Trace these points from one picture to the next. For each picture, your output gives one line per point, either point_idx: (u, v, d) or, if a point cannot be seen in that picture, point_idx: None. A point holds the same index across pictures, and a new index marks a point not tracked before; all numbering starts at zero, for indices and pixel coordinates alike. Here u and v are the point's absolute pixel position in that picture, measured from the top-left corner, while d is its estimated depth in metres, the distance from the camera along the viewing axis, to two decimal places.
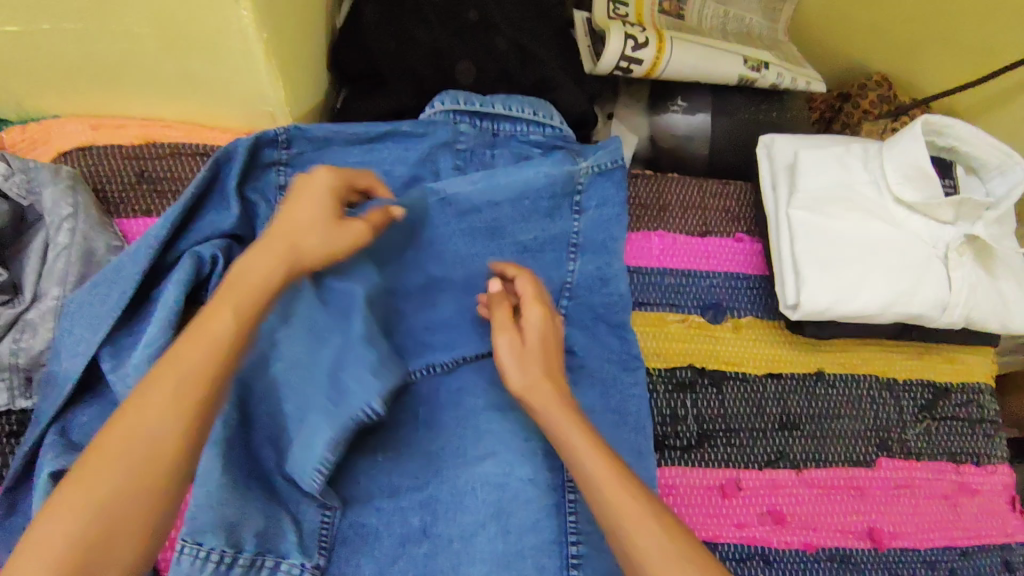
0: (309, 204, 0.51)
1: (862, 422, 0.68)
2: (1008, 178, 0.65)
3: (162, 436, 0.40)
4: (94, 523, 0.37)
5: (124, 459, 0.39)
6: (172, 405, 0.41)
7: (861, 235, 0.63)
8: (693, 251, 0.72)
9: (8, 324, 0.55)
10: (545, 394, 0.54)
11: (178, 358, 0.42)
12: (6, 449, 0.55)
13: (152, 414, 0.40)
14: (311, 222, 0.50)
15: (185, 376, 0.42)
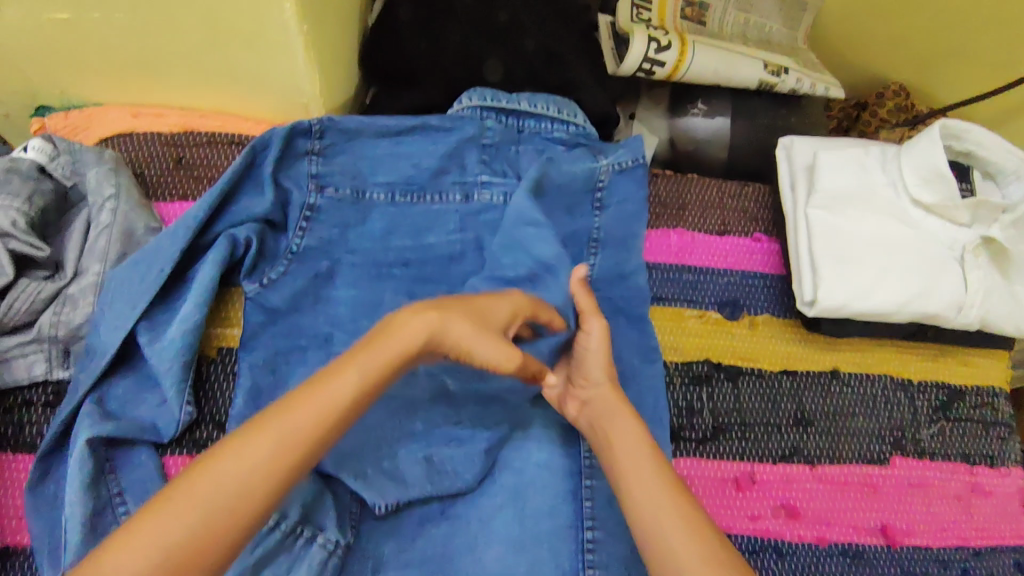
0: (487, 311, 0.53)
1: (876, 421, 0.69)
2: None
3: (262, 469, 0.41)
4: (181, 547, 0.38)
5: (217, 492, 0.40)
6: (270, 454, 0.42)
7: (878, 235, 0.64)
8: (711, 249, 0.73)
9: (50, 298, 0.58)
10: (604, 420, 0.55)
11: (291, 408, 0.44)
12: (43, 418, 0.57)
13: (257, 449, 0.42)
14: (479, 320, 0.51)
15: (290, 428, 0.43)
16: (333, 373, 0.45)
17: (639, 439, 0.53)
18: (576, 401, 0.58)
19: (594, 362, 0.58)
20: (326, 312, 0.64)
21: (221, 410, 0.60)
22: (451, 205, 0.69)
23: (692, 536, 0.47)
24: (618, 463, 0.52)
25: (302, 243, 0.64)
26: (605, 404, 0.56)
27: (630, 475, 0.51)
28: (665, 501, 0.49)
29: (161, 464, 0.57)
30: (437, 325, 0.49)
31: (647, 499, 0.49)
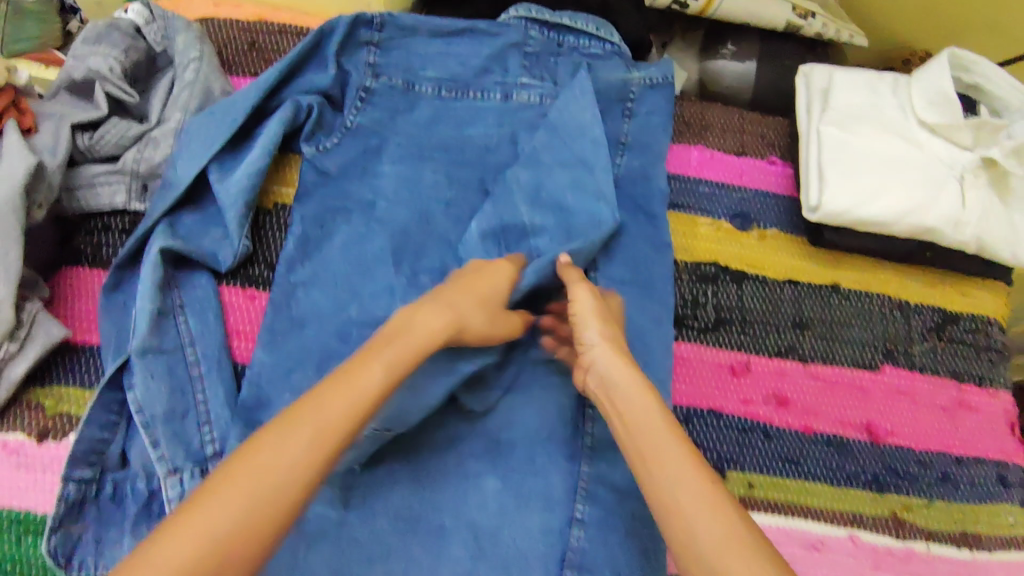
0: (489, 289, 0.59)
1: (871, 332, 0.73)
2: None
3: (299, 461, 0.43)
4: (227, 538, 0.39)
5: (257, 481, 0.41)
6: (307, 453, 0.43)
7: (886, 151, 0.69)
8: (728, 167, 0.78)
9: (136, 137, 0.65)
10: (614, 392, 0.55)
11: (321, 403, 0.45)
12: (118, 242, 0.65)
13: (295, 440, 0.43)
14: (484, 296, 0.58)
15: (324, 423, 0.44)
16: (358, 369, 0.48)
17: (655, 416, 0.52)
18: (582, 370, 0.59)
19: (588, 321, 0.59)
20: (371, 182, 0.70)
21: (272, 254, 0.67)
22: (492, 102, 0.75)
23: (713, 516, 0.45)
24: (635, 435, 0.51)
25: (356, 120, 0.71)
26: (607, 368, 0.56)
27: (649, 453, 0.50)
28: (684, 479, 0.47)
29: (217, 290, 0.64)
30: (447, 313, 0.55)
31: (669, 473, 0.48)
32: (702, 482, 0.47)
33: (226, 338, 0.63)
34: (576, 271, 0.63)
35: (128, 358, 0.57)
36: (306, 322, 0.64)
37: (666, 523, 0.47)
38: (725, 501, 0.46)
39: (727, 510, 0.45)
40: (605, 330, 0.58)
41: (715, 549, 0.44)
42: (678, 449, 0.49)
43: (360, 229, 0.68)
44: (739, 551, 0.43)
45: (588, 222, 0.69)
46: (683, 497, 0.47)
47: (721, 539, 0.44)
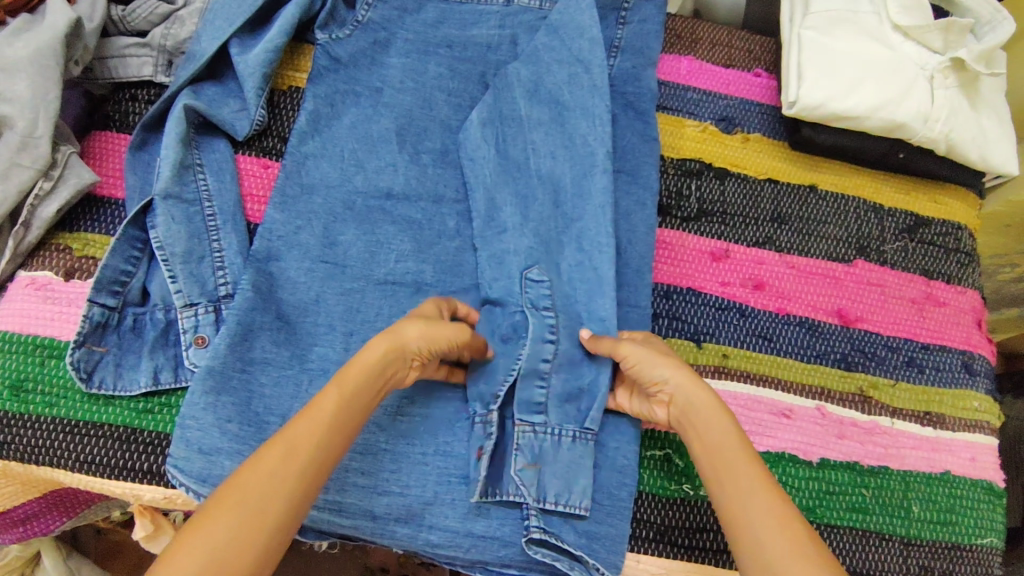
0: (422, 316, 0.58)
1: (846, 229, 0.77)
2: (996, 31, 0.73)
3: (274, 490, 0.45)
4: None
5: (236, 513, 0.43)
6: (274, 478, 0.45)
7: (862, 52, 0.73)
8: (714, 76, 0.83)
9: (164, 16, 0.70)
10: (694, 413, 0.56)
11: (292, 430, 0.47)
12: (144, 110, 0.70)
13: (267, 467, 0.46)
14: (418, 319, 0.57)
15: (292, 444, 0.47)
16: (317, 399, 0.50)
17: (730, 436, 0.53)
18: (662, 403, 0.59)
19: (654, 363, 0.58)
20: (379, 72, 0.75)
21: (286, 128, 0.71)
22: (495, 6, 0.80)
23: (781, 532, 0.48)
24: (708, 455, 0.54)
25: (368, 16, 0.77)
26: (687, 394, 0.56)
27: (723, 474, 0.52)
28: (755, 499, 0.50)
29: (234, 157, 0.69)
30: (388, 339, 0.54)
31: (739, 493, 0.50)
32: (773, 503, 0.49)
33: (241, 198, 0.68)
34: (609, 339, 0.61)
35: (152, 201, 0.62)
36: (314, 188, 0.69)
37: (737, 541, 0.49)
38: (796, 520, 0.48)
39: (796, 528, 0.48)
40: (671, 364, 0.57)
41: (782, 564, 0.46)
42: (749, 467, 0.51)
43: (367, 111, 0.73)
44: (803, 566, 0.45)
45: (582, 114, 0.74)
46: (752, 516, 0.49)
47: (788, 553, 0.46)
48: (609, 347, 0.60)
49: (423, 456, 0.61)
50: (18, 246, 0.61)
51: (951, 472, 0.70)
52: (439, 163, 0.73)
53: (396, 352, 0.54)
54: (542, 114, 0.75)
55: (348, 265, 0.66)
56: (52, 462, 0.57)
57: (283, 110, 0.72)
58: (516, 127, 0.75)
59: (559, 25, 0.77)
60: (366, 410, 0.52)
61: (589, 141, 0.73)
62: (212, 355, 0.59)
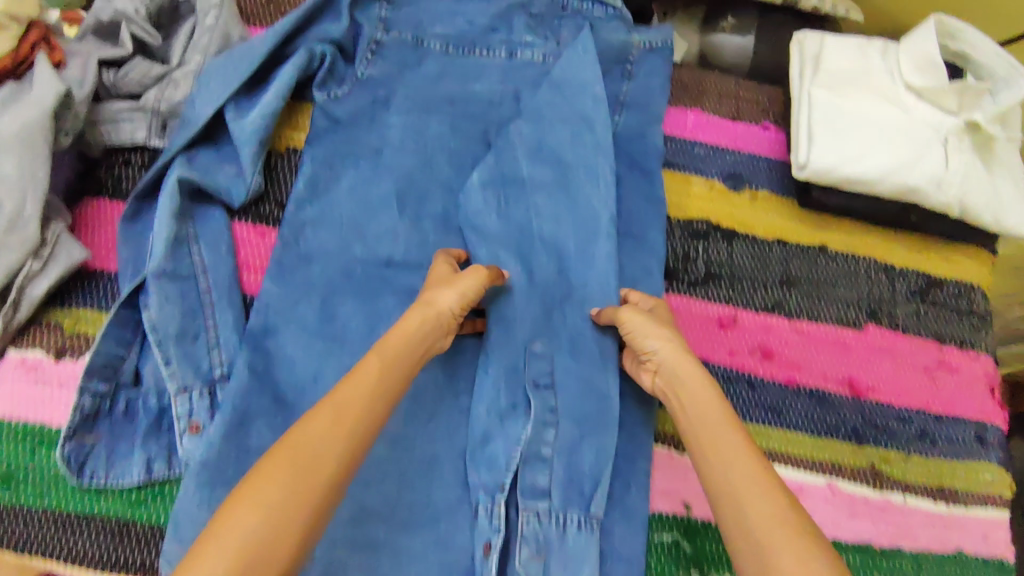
0: (441, 277, 0.63)
1: (856, 292, 0.76)
2: (1012, 89, 0.69)
3: (325, 449, 0.47)
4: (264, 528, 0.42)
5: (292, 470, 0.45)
6: (326, 437, 0.47)
7: (873, 114, 0.71)
8: (722, 130, 0.81)
9: (157, 78, 0.68)
10: (679, 386, 0.59)
11: (339, 395, 0.50)
12: (137, 175, 0.68)
13: (318, 429, 0.48)
14: (435, 287, 0.61)
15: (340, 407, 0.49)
16: (358, 366, 0.53)
17: (715, 407, 0.56)
18: (650, 371, 0.62)
19: (647, 333, 0.62)
20: (378, 130, 0.74)
21: (283, 193, 0.69)
22: (497, 60, 0.78)
23: (764, 497, 0.49)
24: (694, 425, 0.56)
25: (367, 72, 0.75)
26: (674, 366, 0.59)
27: (707, 442, 0.54)
28: (741, 467, 0.51)
29: (229, 225, 0.67)
30: (421, 309, 0.59)
31: (724, 460, 0.53)
32: (756, 470, 0.51)
33: (236, 269, 0.66)
34: (612, 306, 0.65)
35: (145, 279, 0.60)
36: (312, 258, 0.67)
37: (721, 507, 0.51)
38: (775, 485, 0.50)
39: (777, 494, 0.50)
40: (663, 335, 0.61)
41: (762, 527, 0.48)
42: (734, 435, 0.54)
43: (367, 173, 0.72)
44: (783, 529, 0.47)
45: (587, 175, 0.73)
46: (734, 481, 0.51)
47: (769, 517, 0.48)
48: (610, 314, 0.64)
49: (425, 547, 0.60)
50: (7, 328, 0.59)
51: (963, 550, 0.69)
52: (440, 229, 0.72)
53: (431, 313, 0.59)
54: (547, 174, 0.73)
55: (348, 337, 0.65)
56: (42, 558, 0.56)
57: (280, 173, 0.70)
58: (518, 187, 0.73)
59: (562, 82, 0.75)
60: (411, 371, 0.56)
61: (594, 205, 0.71)
62: (207, 446, 0.57)
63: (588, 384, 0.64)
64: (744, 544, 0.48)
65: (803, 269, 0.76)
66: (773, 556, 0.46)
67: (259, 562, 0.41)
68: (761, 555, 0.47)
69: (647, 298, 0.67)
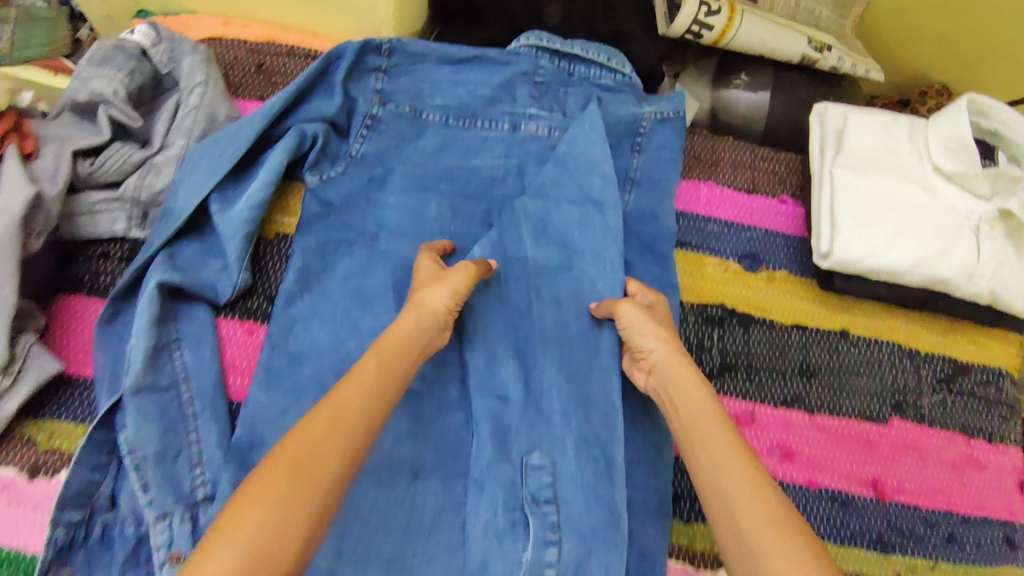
0: (429, 275, 0.61)
1: (880, 382, 0.72)
2: None
3: (330, 450, 0.44)
4: (266, 531, 0.39)
5: (293, 472, 0.42)
6: (329, 433, 0.44)
7: (900, 199, 0.67)
8: (738, 205, 0.77)
9: (138, 163, 0.64)
10: (671, 387, 0.57)
11: (340, 393, 0.47)
12: (117, 269, 0.64)
13: (320, 428, 0.44)
14: (428, 281, 0.60)
15: (341, 406, 0.46)
16: (358, 365, 0.50)
17: (708, 407, 0.54)
18: (644, 370, 0.61)
19: (640, 330, 0.61)
20: (374, 213, 0.69)
21: (273, 286, 0.65)
22: (500, 133, 0.74)
23: (755, 497, 0.47)
24: (686, 425, 0.53)
25: (362, 149, 0.70)
26: (668, 367, 0.58)
27: (698, 443, 0.52)
28: (732, 467, 0.49)
29: (214, 323, 0.63)
30: (415, 307, 0.57)
31: (715, 461, 0.50)
32: (748, 469, 0.48)
33: (222, 372, 0.62)
34: (609, 300, 0.64)
35: (122, 397, 0.57)
36: (304, 358, 0.63)
37: (711, 507, 0.48)
38: (767, 485, 0.48)
39: (770, 495, 0.47)
40: (660, 334, 0.60)
41: (753, 528, 0.45)
42: (728, 437, 0.51)
43: (362, 261, 0.67)
44: (775, 530, 0.44)
45: (592, 260, 0.68)
46: (725, 483, 0.48)
47: (760, 518, 0.45)
48: (609, 306, 0.63)
49: None
50: None
51: None
52: None
53: (421, 312, 0.57)
54: (552, 261, 0.69)
55: None
56: None
57: (271, 265, 0.66)
58: (521, 273, 0.68)
59: (565, 159, 0.71)
60: (411, 370, 0.53)
61: (598, 293, 0.67)
62: None
63: (596, 497, 0.60)
64: (736, 547, 0.45)
65: (824, 357, 0.72)
66: (764, 558, 0.43)
67: (266, 558, 0.38)
68: (752, 557, 0.44)
69: (647, 292, 0.66)
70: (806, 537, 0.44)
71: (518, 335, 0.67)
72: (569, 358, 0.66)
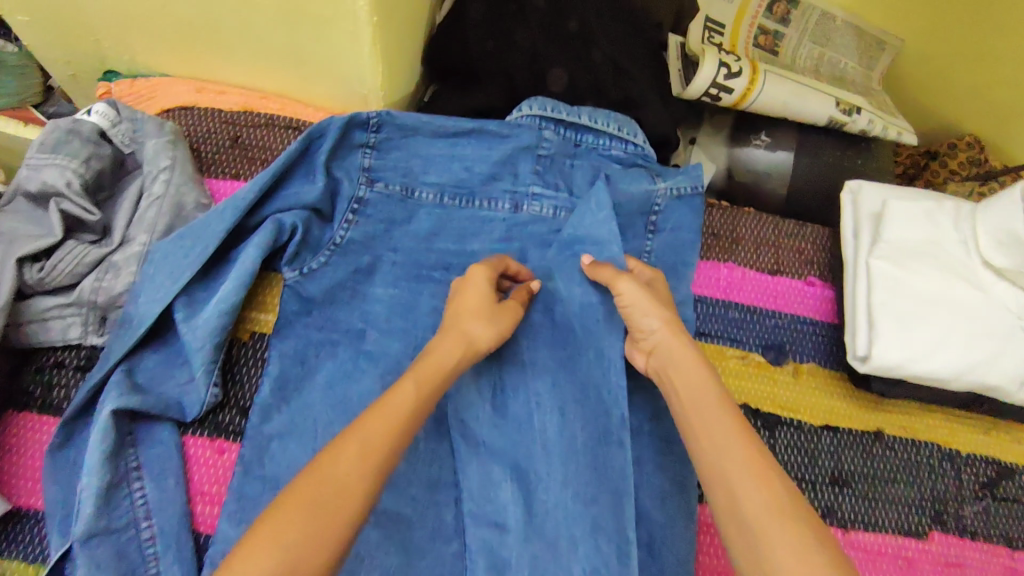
0: (475, 298, 0.57)
1: (918, 490, 0.66)
2: None
3: (354, 485, 0.42)
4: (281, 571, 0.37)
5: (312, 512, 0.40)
6: (357, 460, 0.43)
7: (945, 296, 0.60)
8: (761, 288, 0.70)
9: (94, 263, 0.57)
10: (673, 370, 0.53)
11: (367, 423, 0.45)
12: (72, 381, 0.57)
13: (344, 463, 0.42)
14: (478, 309, 0.56)
15: (368, 437, 0.44)
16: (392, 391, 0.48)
17: (710, 390, 0.49)
18: (643, 351, 0.58)
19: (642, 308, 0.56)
20: (361, 308, 0.63)
21: (247, 396, 0.59)
22: (500, 213, 0.67)
23: (761, 488, 0.43)
24: (688, 412, 0.49)
25: (347, 236, 0.63)
26: (669, 349, 0.54)
27: (700, 429, 0.48)
28: (735, 453, 0.45)
29: (180, 443, 0.56)
30: (459, 338, 0.54)
31: (717, 447, 0.46)
32: (752, 456, 0.44)
33: (188, 502, 0.55)
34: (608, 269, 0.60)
35: (72, 546, 0.51)
36: (280, 483, 0.56)
37: (715, 496, 0.44)
38: (771, 471, 0.44)
39: (775, 483, 0.43)
40: (661, 314, 0.55)
41: (758, 520, 0.41)
42: (731, 422, 0.47)
43: (346, 366, 0.60)
44: (780, 522, 0.41)
45: (595, 359, 0.61)
46: (729, 469, 0.44)
47: (765, 510, 0.42)
48: (608, 280, 0.59)
49: None
50: None
51: None
52: (434, 434, 0.61)
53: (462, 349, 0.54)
54: (557, 361, 0.62)
55: None
56: None
57: (245, 372, 0.60)
58: (522, 375, 0.62)
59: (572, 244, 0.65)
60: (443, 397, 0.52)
61: (604, 400, 0.60)
62: None
63: None
64: (741, 540, 0.42)
65: (858, 463, 0.65)
66: (770, 551, 0.40)
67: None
68: (758, 551, 0.40)
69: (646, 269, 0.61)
70: (813, 528, 0.40)
71: (518, 450, 0.60)
72: (578, 476, 0.58)
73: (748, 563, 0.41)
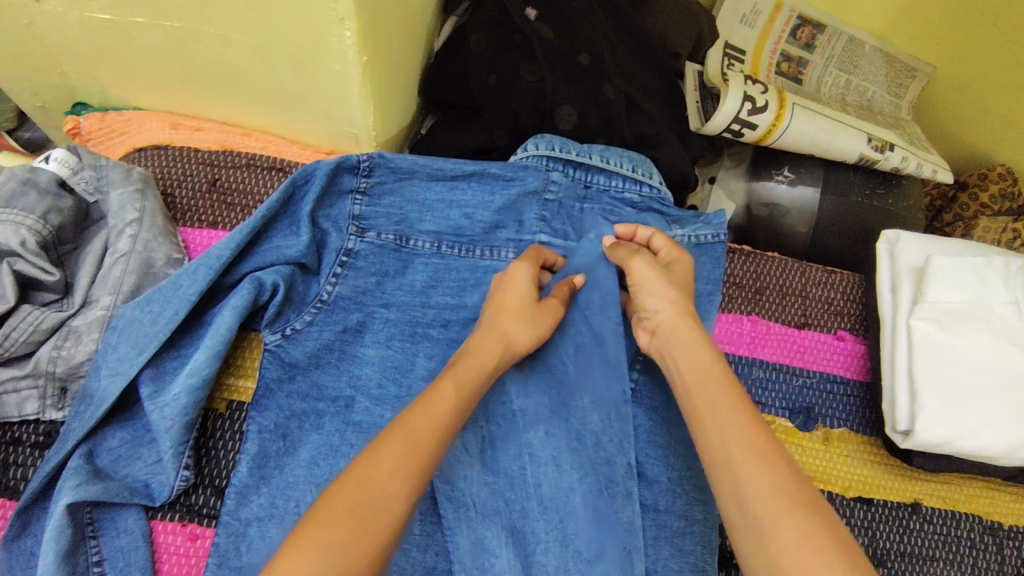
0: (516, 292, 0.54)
1: (958, 568, 0.60)
2: None
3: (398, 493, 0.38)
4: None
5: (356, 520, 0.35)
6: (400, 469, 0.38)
7: (995, 363, 0.54)
8: (787, 344, 0.64)
9: (51, 329, 0.52)
10: (675, 350, 0.49)
11: (410, 423, 0.41)
12: (29, 461, 0.52)
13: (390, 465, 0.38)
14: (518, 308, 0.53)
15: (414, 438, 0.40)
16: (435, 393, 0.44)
17: (714, 370, 0.46)
18: (648, 329, 0.53)
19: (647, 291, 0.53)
20: (350, 372, 0.57)
21: (222, 474, 0.53)
22: (504, 263, 0.61)
23: (765, 468, 0.39)
24: (692, 385, 0.46)
25: (334, 291, 0.57)
26: (672, 327, 0.50)
27: (702, 408, 0.44)
28: (739, 433, 0.41)
29: (148, 530, 0.51)
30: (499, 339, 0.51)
31: (718, 428, 0.42)
32: (758, 438, 0.40)
33: None
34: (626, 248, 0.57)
35: None
36: None
37: (716, 477, 0.41)
38: (778, 453, 0.40)
39: (782, 465, 0.39)
40: (669, 295, 0.52)
41: (760, 498, 0.37)
42: (734, 403, 0.43)
43: (333, 439, 0.54)
44: (787, 504, 0.37)
45: (608, 428, 0.56)
46: (732, 449, 0.40)
47: (771, 489, 0.38)
48: (624, 260, 0.56)
49: None
50: None
51: None
52: (429, 516, 0.55)
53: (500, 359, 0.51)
54: (565, 430, 0.56)
55: None
56: None
57: (221, 448, 0.54)
58: (526, 449, 0.56)
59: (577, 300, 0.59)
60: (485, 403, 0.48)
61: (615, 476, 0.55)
62: None
63: None
64: (741, 520, 0.38)
65: (896, 542, 0.59)
66: (775, 535, 0.36)
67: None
68: (761, 533, 0.36)
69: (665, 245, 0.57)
70: (821, 516, 0.36)
71: (521, 536, 0.54)
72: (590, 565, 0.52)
73: (749, 545, 0.37)
